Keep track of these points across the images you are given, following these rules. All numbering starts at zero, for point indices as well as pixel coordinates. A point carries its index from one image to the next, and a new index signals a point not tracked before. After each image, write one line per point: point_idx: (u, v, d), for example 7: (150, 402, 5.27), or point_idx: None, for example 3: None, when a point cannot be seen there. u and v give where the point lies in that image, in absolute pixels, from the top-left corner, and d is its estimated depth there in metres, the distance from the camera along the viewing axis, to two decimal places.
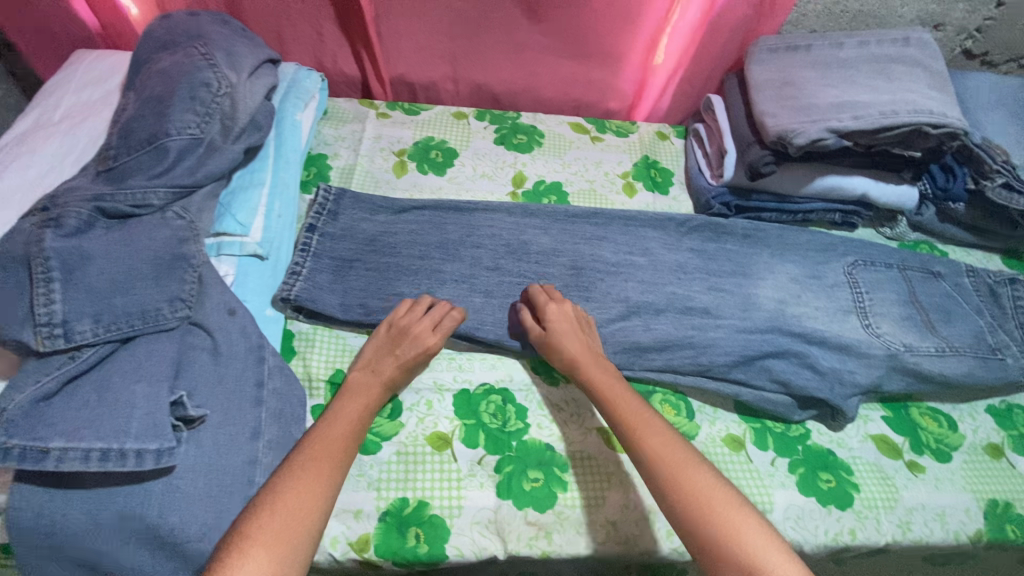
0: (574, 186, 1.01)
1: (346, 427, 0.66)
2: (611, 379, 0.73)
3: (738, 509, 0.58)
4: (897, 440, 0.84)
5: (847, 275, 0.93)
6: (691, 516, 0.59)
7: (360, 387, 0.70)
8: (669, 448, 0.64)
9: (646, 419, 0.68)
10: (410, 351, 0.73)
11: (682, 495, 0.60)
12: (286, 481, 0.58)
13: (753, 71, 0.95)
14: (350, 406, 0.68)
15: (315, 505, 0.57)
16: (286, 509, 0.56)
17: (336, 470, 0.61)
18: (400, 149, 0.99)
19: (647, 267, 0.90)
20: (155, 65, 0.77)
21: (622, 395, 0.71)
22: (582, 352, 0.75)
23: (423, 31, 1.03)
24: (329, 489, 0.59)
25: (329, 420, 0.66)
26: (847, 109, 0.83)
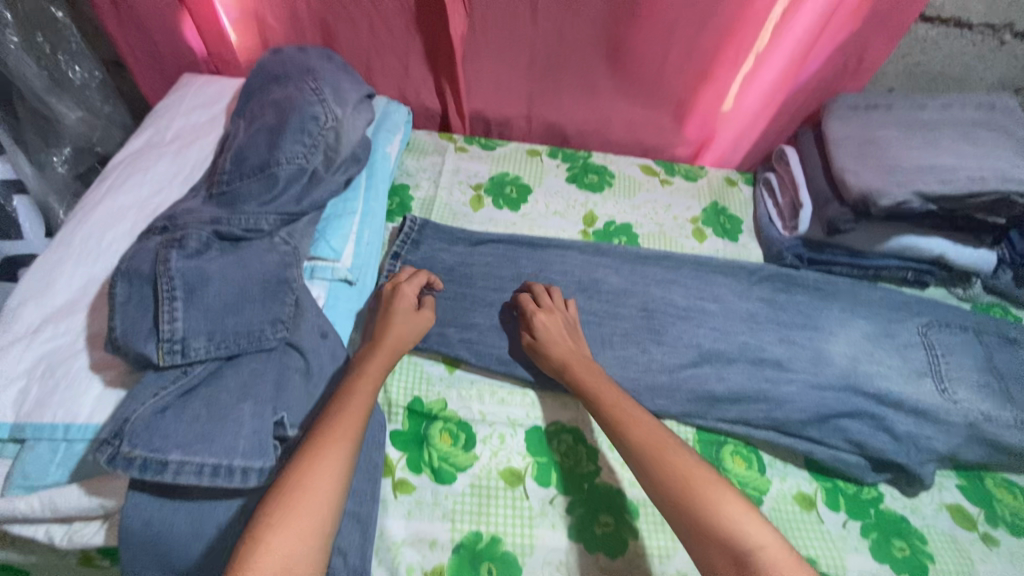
0: (644, 228, 1.03)
1: (362, 397, 0.64)
2: (588, 369, 0.75)
3: (720, 487, 0.57)
4: (972, 511, 0.81)
5: (922, 337, 0.92)
6: (675, 498, 0.58)
7: (368, 356, 0.70)
8: (654, 435, 0.64)
9: (630, 410, 0.68)
10: (399, 308, 0.77)
11: (668, 477, 0.59)
12: (306, 452, 0.55)
13: (833, 128, 0.96)
14: (363, 375, 0.67)
15: (336, 475, 0.54)
16: (310, 481, 0.53)
17: (349, 435, 0.58)
18: (477, 183, 1.03)
19: (718, 314, 0.91)
20: (266, 96, 0.81)
21: (605, 387, 0.72)
22: (559, 342, 0.78)
23: (507, 72, 1.07)
24: (346, 457, 0.56)
25: (344, 393, 0.64)
26: (933, 173, 0.83)
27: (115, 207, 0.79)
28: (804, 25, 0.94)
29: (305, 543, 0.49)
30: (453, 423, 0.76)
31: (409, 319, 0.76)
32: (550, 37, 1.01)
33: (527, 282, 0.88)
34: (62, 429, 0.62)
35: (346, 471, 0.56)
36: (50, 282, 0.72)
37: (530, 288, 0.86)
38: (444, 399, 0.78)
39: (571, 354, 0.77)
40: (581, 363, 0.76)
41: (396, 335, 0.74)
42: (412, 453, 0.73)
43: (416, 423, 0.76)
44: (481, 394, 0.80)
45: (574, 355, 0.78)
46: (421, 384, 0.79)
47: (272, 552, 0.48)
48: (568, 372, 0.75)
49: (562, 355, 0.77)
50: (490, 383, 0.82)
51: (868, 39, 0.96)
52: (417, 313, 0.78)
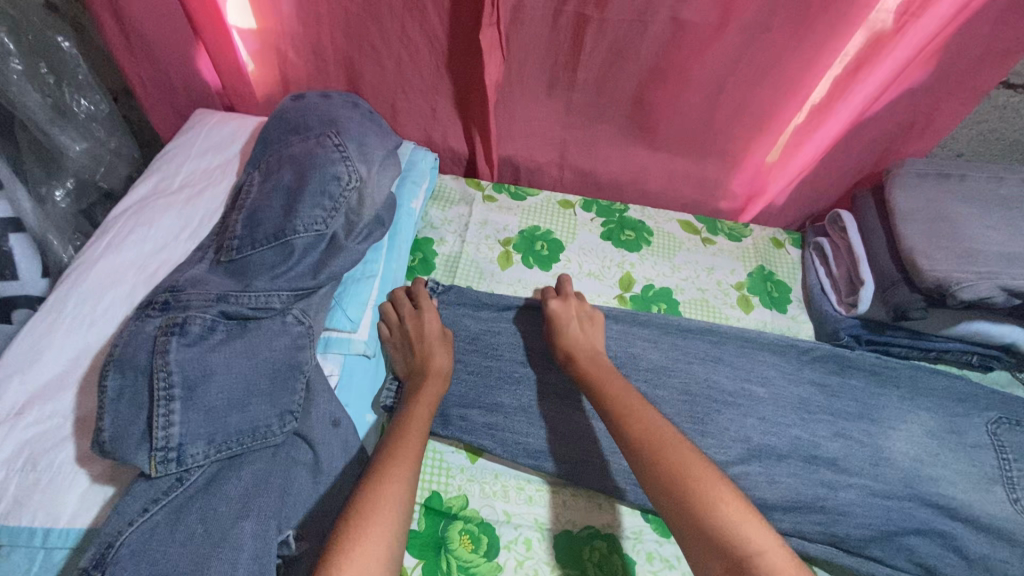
0: (685, 294, 0.95)
1: (414, 429, 0.62)
2: (593, 359, 0.73)
3: (718, 484, 0.53)
4: None
5: (991, 436, 0.81)
6: (671, 495, 0.54)
7: (418, 385, 0.69)
8: (653, 429, 0.60)
9: (630, 403, 0.64)
10: (421, 332, 0.74)
11: (664, 475, 0.55)
12: (372, 474, 0.55)
13: (897, 197, 0.86)
14: (416, 403, 0.66)
15: (403, 490, 0.54)
16: (378, 499, 0.52)
17: (412, 457, 0.58)
18: (505, 238, 0.95)
19: (767, 400, 0.83)
20: (285, 148, 0.75)
21: (610, 382, 0.69)
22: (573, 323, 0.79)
23: (541, 118, 1.00)
24: (410, 476, 0.56)
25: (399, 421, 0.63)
26: (1019, 263, 0.75)
27: (115, 266, 0.72)
28: (870, 85, 0.86)
29: (381, 559, 0.48)
30: (473, 524, 0.69)
31: (436, 343, 0.74)
32: (590, 85, 0.93)
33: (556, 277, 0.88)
34: (40, 536, 0.55)
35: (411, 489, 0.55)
36: (36, 355, 0.64)
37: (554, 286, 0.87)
38: (464, 495, 0.71)
39: (578, 340, 0.76)
40: (588, 350, 0.75)
41: (426, 357, 0.72)
42: (430, 561, 0.66)
43: (433, 524, 0.69)
44: (505, 490, 0.73)
45: (584, 342, 0.77)
46: (440, 476, 0.73)
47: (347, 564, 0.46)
48: (573, 359, 0.74)
49: (570, 339, 0.76)
50: (516, 475, 0.74)
51: (941, 103, 0.88)
52: (441, 340, 0.75)
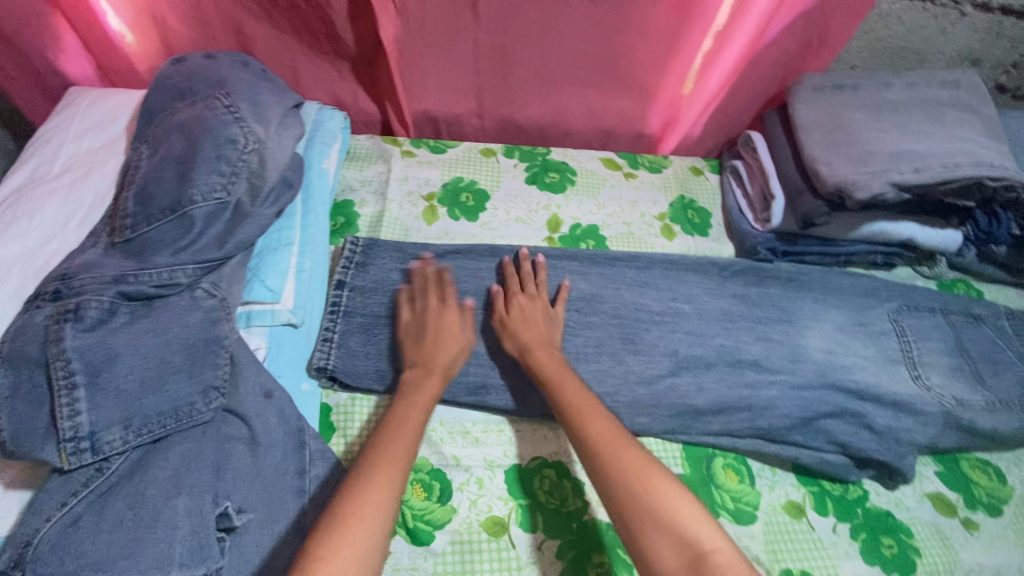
0: (611, 229, 0.97)
1: (409, 431, 0.61)
2: (551, 355, 0.72)
3: (669, 485, 0.57)
4: (952, 497, 0.81)
5: (893, 324, 0.89)
6: (630, 496, 0.56)
7: (416, 380, 0.68)
8: (610, 430, 0.62)
9: (583, 403, 0.65)
10: (443, 329, 0.73)
11: (621, 479, 0.57)
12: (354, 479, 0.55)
13: (799, 111, 0.90)
14: (412, 400, 0.65)
15: (386, 496, 0.55)
16: (358, 507, 0.53)
17: (400, 462, 0.58)
18: (429, 192, 0.93)
19: (692, 315, 0.87)
20: (171, 116, 0.69)
21: (568, 381, 0.68)
22: (532, 321, 0.77)
23: (451, 67, 0.97)
24: (395, 481, 0.56)
25: (393, 420, 0.62)
26: (907, 160, 0.79)
27: None
28: (766, 1, 0.88)
29: (358, 568, 0.49)
30: (425, 473, 0.70)
31: (455, 342, 0.73)
32: (496, 27, 0.91)
33: (519, 250, 0.85)
34: None
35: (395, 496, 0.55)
36: None
37: (512, 263, 0.84)
38: None
39: (535, 337, 0.75)
40: (545, 345, 0.74)
41: (443, 355, 0.71)
42: None
43: None
44: (453, 434, 0.74)
45: (539, 336, 0.75)
46: None
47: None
48: (528, 354, 0.73)
49: (525, 334, 0.74)
50: (461, 418, 0.75)
51: (834, 15, 0.91)
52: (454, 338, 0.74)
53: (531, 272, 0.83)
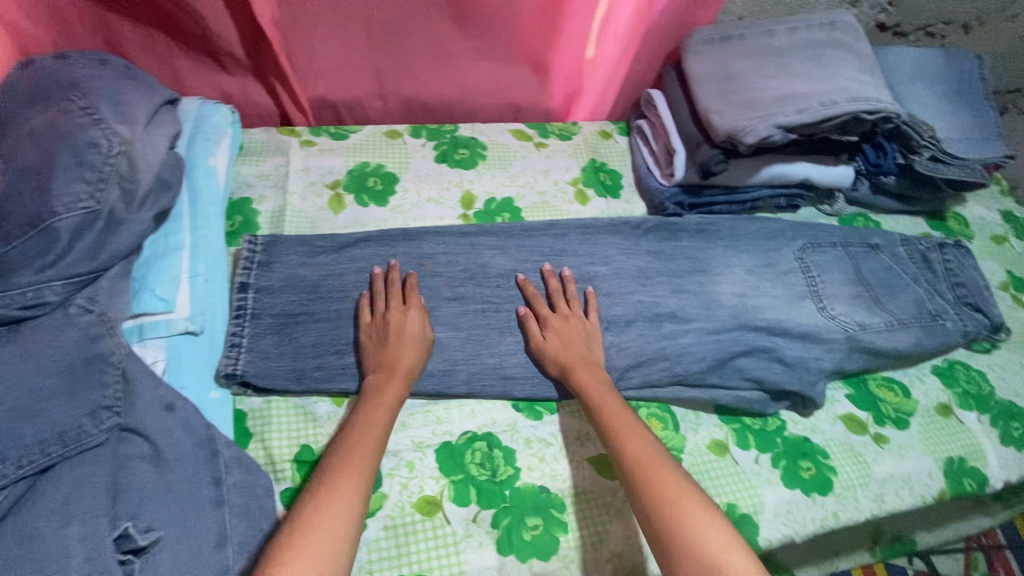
0: (525, 200, 0.96)
1: (370, 437, 0.63)
2: (593, 373, 0.74)
3: (706, 514, 0.58)
4: (862, 416, 0.85)
5: (799, 261, 0.93)
6: (663, 518, 0.58)
7: (382, 385, 0.68)
8: (647, 452, 0.64)
9: (629, 422, 0.68)
10: (406, 332, 0.73)
11: (657, 501, 0.59)
12: (316, 493, 0.56)
13: (691, 64, 0.92)
14: (374, 405, 0.66)
15: (346, 512, 0.55)
16: (320, 517, 0.54)
17: (360, 473, 0.59)
18: (333, 180, 0.90)
19: (610, 276, 0.89)
20: (20, 123, 0.63)
21: (609, 401, 0.70)
22: (571, 338, 0.77)
23: (341, 49, 0.94)
24: (357, 495, 0.57)
25: (354, 425, 0.64)
26: (790, 102, 0.82)
27: None
28: None
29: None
30: None
31: (421, 347, 0.73)
32: (380, 2, 0.89)
33: (546, 267, 0.86)
34: None
35: (355, 513, 0.56)
36: None
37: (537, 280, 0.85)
38: None
39: (576, 354, 0.76)
40: (590, 364, 0.75)
41: (406, 358, 0.71)
42: None
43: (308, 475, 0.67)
44: None
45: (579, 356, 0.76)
46: (305, 426, 0.70)
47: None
48: (571, 371, 0.74)
49: (566, 352, 0.76)
50: None
51: None
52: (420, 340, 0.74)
53: (558, 288, 0.84)
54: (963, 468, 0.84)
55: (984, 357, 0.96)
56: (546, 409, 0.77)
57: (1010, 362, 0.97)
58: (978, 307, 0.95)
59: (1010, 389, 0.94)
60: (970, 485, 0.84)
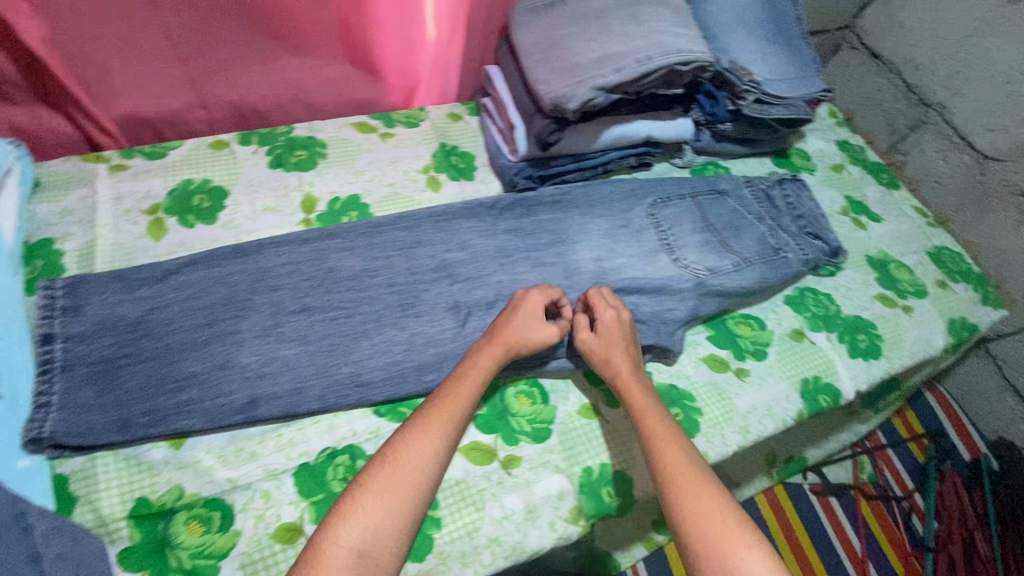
0: (373, 195, 0.92)
1: (459, 395, 0.68)
2: (638, 382, 0.75)
3: (744, 541, 0.58)
4: (723, 354, 0.89)
5: (650, 217, 0.96)
6: (699, 537, 0.59)
7: (487, 351, 0.73)
8: (686, 466, 0.65)
9: (662, 432, 0.69)
10: (530, 313, 0.76)
11: (691, 516, 0.61)
12: (408, 433, 0.64)
13: (517, 36, 0.90)
14: (472, 366, 0.71)
15: (425, 467, 0.62)
16: (397, 469, 0.61)
17: (446, 427, 0.65)
18: (151, 205, 0.82)
19: (468, 261, 0.87)
20: None
21: (650, 408, 0.72)
22: (613, 348, 0.76)
23: (142, 58, 0.86)
24: (438, 454, 0.63)
25: (453, 383, 0.69)
26: (608, 62, 0.83)
27: None
28: None
29: (384, 520, 0.58)
30: (199, 507, 0.64)
31: (537, 328, 0.75)
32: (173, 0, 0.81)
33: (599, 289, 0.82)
34: None
35: (431, 471, 0.62)
36: None
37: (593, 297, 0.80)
38: (178, 486, 0.65)
39: (621, 361, 0.76)
40: (635, 372, 0.76)
41: (518, 335, 0.74)
42: (155, 566, 0.61)
43: (149, 527, 0.63)
44: (223, 457, 0.68)
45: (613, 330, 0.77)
46: (138, 477, 0.65)
47: (350, 531, 0.56)
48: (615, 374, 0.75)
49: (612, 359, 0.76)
50: (230, 439, 0.69)
51: None
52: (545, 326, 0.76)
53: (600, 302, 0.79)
54: (817, 386, 0.91)
55: (829, 279, 1.03)
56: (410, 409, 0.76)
57: (853, 281, 1.04)
58: (817, 235, 1.01)
59: (855, 305, 1.01)
60: (825, 400, 0.90)
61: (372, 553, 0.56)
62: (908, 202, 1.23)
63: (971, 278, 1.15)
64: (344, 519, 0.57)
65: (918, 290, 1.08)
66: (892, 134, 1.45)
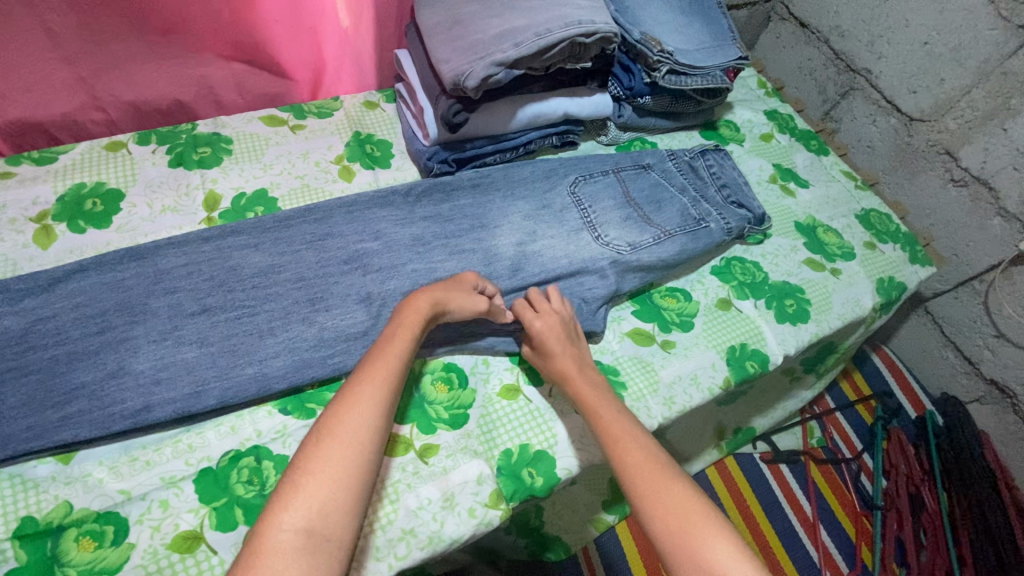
0: (282, 188, 0.89)
1: (389, 356, 0.63)
2: (587, 378, 0.74)
3: (713, 529, 0.59)
4: (647, 328, 0.90)
5: (571, 195, 0.94)
6: (668, 533, 0.59)
7: (412, 310, 0.68)
8: (648, 462, 0.64)
9: (620, 431, 0.68)
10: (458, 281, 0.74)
11: (657, 513, 0.60)
12: (342, 403, 0.58)
13: (422, 17, 0.88)
14: (400, 326, 0.66)
15: (367, 436, 0.57)
16: (337, 445, 0.56)
17: (382, 394, 0.60)
18: (40, 212, 0.78)
19: (382, 250, 0.84)
20: None
21: (605, 406, 0.71)
22: (556, 342, 0.76)
23: (22, 60, 0.80)
24: (378, 422, 0.59)
25: (382, 343, 0.64)
26: (509, 38, 0.81)
27: None
28: None
29: (332, 497, 0.53)
30: (91, 522, 0.61)
31: (467, 295, 0.73)
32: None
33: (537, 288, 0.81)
34: None
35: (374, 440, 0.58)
36: None
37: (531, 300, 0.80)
38: (66, 502, 0.62)
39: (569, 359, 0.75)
40: (582, 366, 0.75)
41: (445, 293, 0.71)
42: None
43: (35, 548, 0.59)
44: (116, 469, 0.65)
45: (558, 320, 0.78)
46: (22, 496, 0.62)
47: (291, 516, 0.52)
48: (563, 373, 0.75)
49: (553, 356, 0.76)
50: (125, 449, 0.67)
51: None
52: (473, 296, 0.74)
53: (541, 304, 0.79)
54: (745, 353, 0.91)
55: (757, 247, 1.04)
56: (319, 404, 0.74)
57: (781, 247, 1.05)
58: (741, 204, 1.01)
59: (782, 271, 1.02)
60: (754, 366, 0.90)
61: (322, 532, 0.52)
62: (836, 167, 1.24)
63: (900, 239, 1.16)
64: (284, 504, 0.53)
65: (846, 253, 1.08)
66: (824, 102, 1.45)
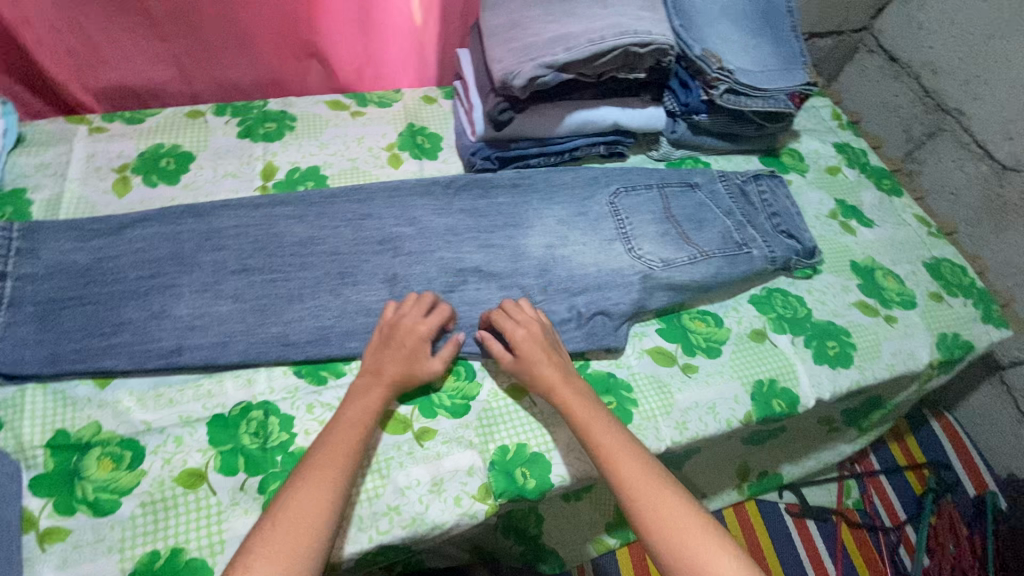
0: (334, 167, 0.95)
1: (342, 438, 0.65)
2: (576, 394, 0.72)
3: (713, 540, 0.61)
4: (670, 348, 0.87)
5: (610, 205, 0.93)
6: (672, 549, 0.60)
7: (365, 388, 0.70)
8: (646, 475, 0.64)
9: (615, 445, 0.67)
10: (410, 343, 0.73)
11: (659, 531, 0.61)
12: (298, 484, 0.60)
13: (485, 18, 0.90)
14: (356, 406, 0.68)
15: (326, 513, 0.59)
16: (298, 518, 0.58)
17: (335, 478, 0.61)
18: (122, 164, 0.88)
19: (415, 236, 0.86)
20: None
21: (597, 423, 0.69)
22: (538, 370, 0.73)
23: (127, 34, 0.89)
24: (337, 499, 0.60)
25: (337, 421, 0.66)
26: (562, 42, 0.82)
27: None
28: None
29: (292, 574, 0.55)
30: (114, 445, 0.67)
31: (416, 362, 0.72)
32: None
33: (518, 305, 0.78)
34: None
35: (338, 509, 0.60)
36: None
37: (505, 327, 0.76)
38: (96, 422, 0.69)
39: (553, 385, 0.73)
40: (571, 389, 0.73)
41: (402, 370, 0.72)
42: (61, 495, 0.64)
43: (63, 459, 0.65)
44: (143, 400, 0.71)
45: (540, 346, 0.75)
46: (63, 411, 0.69)
47: None
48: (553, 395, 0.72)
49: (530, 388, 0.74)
50: (154, 384, 0.73)
51: None
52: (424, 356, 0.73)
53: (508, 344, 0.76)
54: (774, 390, 0.86)
55: (804, 282, 0.98)
56: (331, 374, 0.77)
57: (830, 285, 0.98)
58: (790, 234, 0.96)
59: (828, 310, 0.95)
60: (781, 406, 0.85)
61: None
62: (909, 210, 1.15)
63: (972, 294, 1.06)
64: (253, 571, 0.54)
65: (905, 301, 1.00)
66: (907, 141, 1.36)
